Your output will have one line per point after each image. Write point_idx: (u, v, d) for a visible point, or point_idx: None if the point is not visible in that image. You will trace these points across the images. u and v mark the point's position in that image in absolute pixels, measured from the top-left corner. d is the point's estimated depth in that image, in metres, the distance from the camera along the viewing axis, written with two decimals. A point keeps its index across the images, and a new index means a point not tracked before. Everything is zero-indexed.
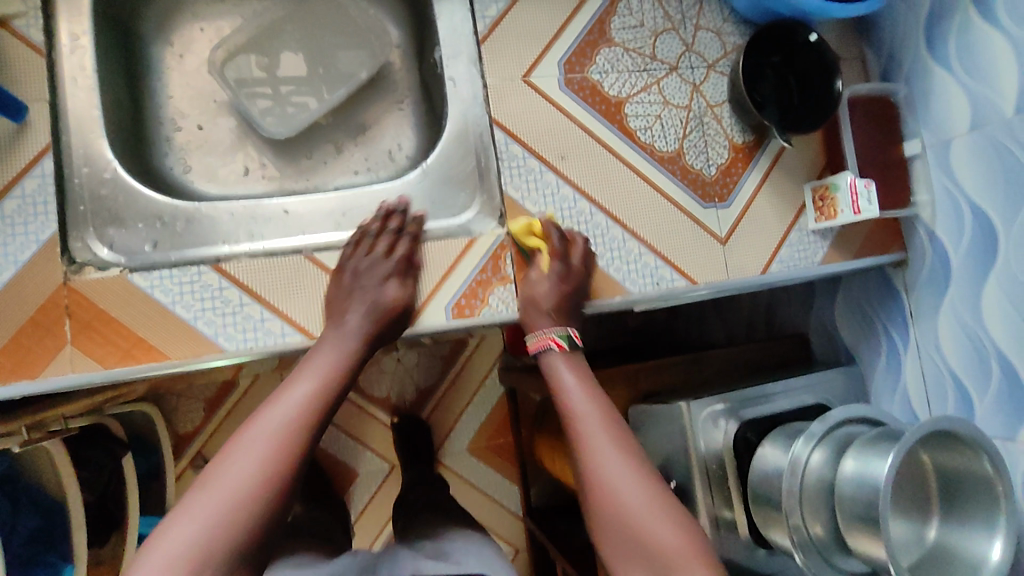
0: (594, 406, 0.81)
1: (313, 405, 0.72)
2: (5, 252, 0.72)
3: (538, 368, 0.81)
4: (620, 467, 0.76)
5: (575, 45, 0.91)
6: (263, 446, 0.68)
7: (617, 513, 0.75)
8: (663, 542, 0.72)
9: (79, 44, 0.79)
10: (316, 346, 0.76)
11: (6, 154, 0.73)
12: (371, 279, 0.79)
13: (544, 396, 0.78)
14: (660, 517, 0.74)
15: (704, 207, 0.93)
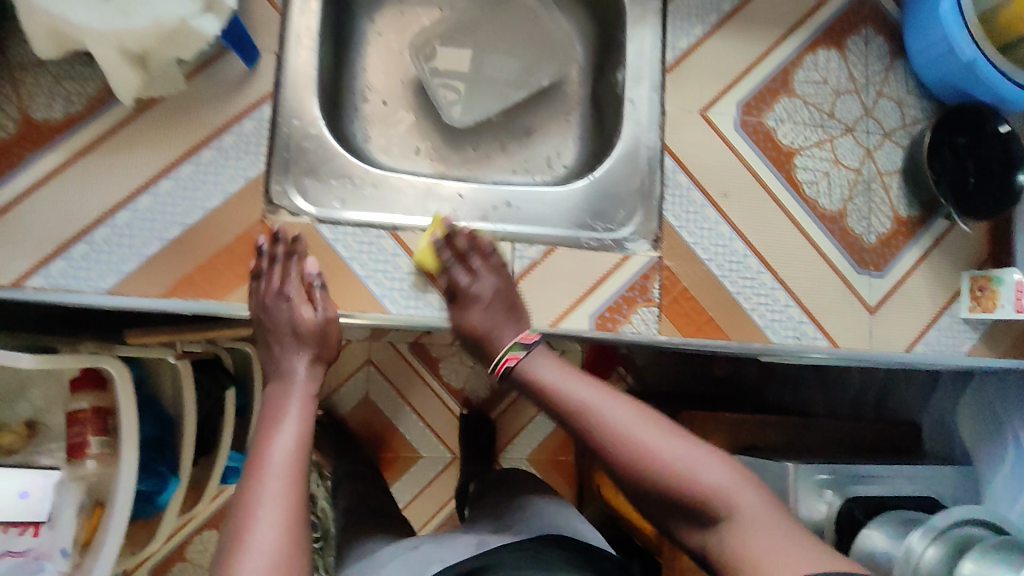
0: (586, 386, 0.75)
1: (305, 431, 0.71)
2: (216, 181, 0.79)
3: (574, 379, 0.76)
4: (597, 399, 0.73)
5: (757, 90, 0.92)
6: (286, 483, 0.65)
7: (632, 459, 0.69)
8: (667, 462, 0.68)
9: (309, 8, 0.85)
10: (281, 394, 0.75)
11: (233, 93, 0.80)
12: (280, 314, 0.78)
13: (587, 395, 0.74)
14: (672, 441, 0.70)
15: (857, 272, 0.92)
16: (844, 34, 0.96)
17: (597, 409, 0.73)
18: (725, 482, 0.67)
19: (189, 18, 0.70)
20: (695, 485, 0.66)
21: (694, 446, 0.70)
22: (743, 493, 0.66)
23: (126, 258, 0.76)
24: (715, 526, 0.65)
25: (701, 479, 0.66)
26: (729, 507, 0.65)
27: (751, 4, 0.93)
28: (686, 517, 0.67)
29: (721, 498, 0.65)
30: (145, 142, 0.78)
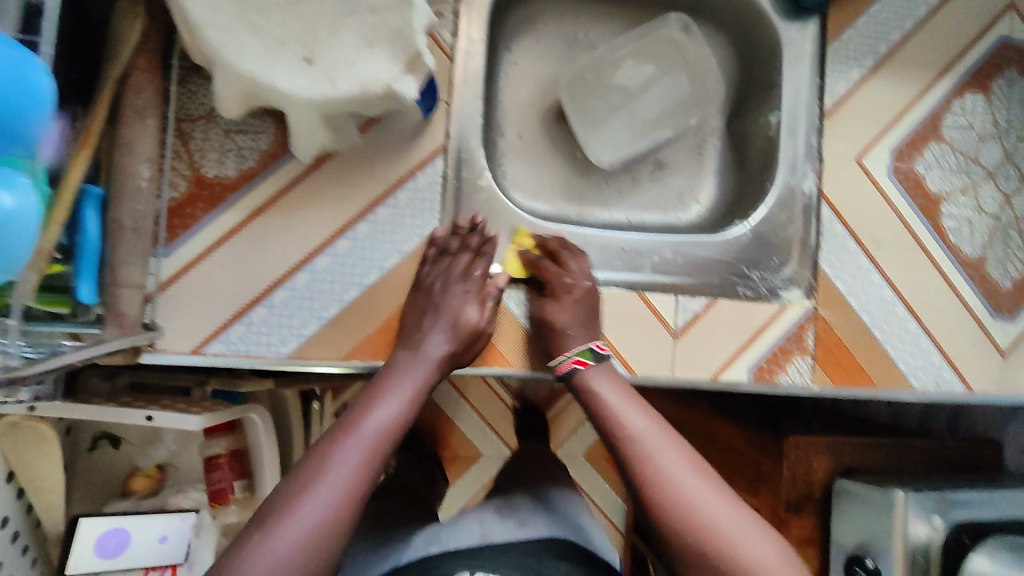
0: (633, 409, 0.71)
1: (386, 436, 0.62)
2: (393, 239, 0.76)
3: (633, 412, 0.70)
4: (676, 457, 0.66)
5: (909, 135, 0.91)
6: (339, 491, 0.58)
7: (664, 498, 0.64)
8: (714, 525, 0.63)
9: (473, 49, 0.81)
10: (394, 373, 0.68)
11: (407, 146, 0.77)
12: (449, 300, 0.73)
13: (635, 429, 0.69)
14: (707, 498, 0.64)
15: (993, 317, 0.94)
16: (989, 77, 0.95)
17: (648, 447, 0.68)
18: (763, 554, 0.62)
19: (394, 82, 0.67)
20: (729, 547, 0.61)
21: (739, 511, 0.64)
22: (755, 552, 0.61)
23: (306, 321, 0.74)
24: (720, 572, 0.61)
25: (742, 552, 0.61)
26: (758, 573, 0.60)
27: (906, 46, 0.92)
28: (686, 558, 0.63)
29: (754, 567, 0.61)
30: (321, 198, 0.75)
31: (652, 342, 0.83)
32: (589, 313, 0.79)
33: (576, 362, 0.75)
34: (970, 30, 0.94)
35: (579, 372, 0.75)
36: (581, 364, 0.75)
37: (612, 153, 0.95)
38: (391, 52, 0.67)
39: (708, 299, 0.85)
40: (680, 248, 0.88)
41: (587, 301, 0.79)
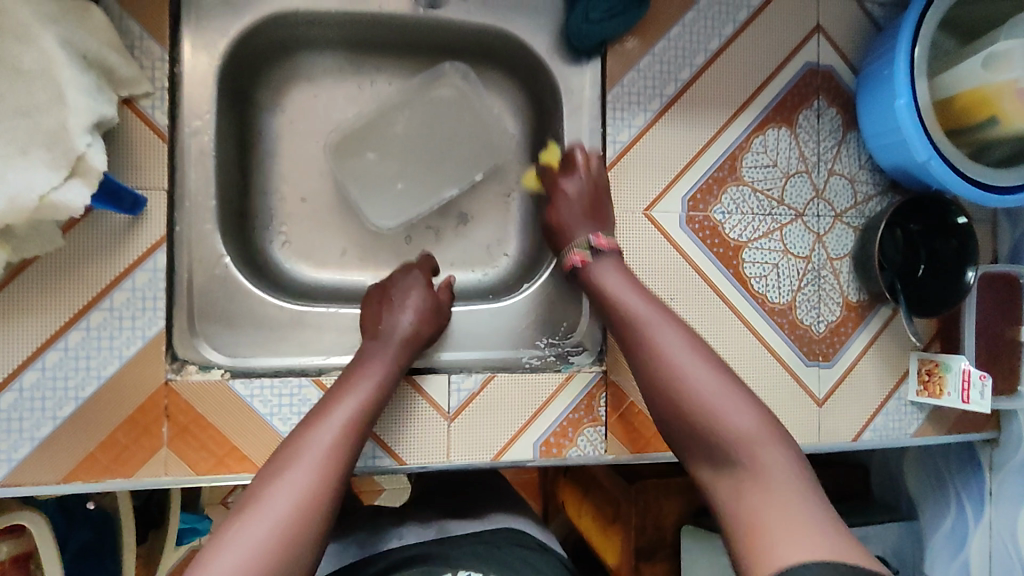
0: (641, 296, 0.74)
1: (355, 418, 0.66)
2: (110, 345, 0.71)
3: (627, 293, 0.75)
4: (682, 348, 0.69)
5: (702, 181, 0.86)
6: (315, 468, 0.59)
7: (687, 411, 0.66)
8: (734, 430, 0.63)
9: (198, 128, 0.75)
10: (364, 362, 0.72)
11: (120, 243, 0.71)
12: (401, 291, 0.80)
13: (635, 309, 0.73)
14: (723, 396, 0.65)
15: (806, 365, 0.89)
16: (794, 108, 0.89)
17: (652, 336, 0.70)
18: (778, 456, 0.61)
19: (50, 192, 0.60)
20: (745, 453, 0.62)
21: (755, 410, 0.65)
22: (767, 460, 0.61)
23: (17, 444, 0.69)
24: (736, 482, 0.61)
25: (763, 452, 0.62)
26: (772, 480, 0.59)
27: (696, 85, 0.86)
28: (711, 458, 0.64)
29: (773, 477, 0.60)
30: (22, 311, 0.69)
31: (423, 429, 0.78)
32: (597, 202, 0.81)
33: (578, 259, 0.79)
34: (769, 61, 0.88)
35: (590, 265, 0.78)
36: (582, 260, 0.79)
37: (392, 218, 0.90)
38: (47, 158, 0.60)
39: (484, 376, 0.80)
40: (456, 320, 0.85)
41: (591, 197, 0.80)
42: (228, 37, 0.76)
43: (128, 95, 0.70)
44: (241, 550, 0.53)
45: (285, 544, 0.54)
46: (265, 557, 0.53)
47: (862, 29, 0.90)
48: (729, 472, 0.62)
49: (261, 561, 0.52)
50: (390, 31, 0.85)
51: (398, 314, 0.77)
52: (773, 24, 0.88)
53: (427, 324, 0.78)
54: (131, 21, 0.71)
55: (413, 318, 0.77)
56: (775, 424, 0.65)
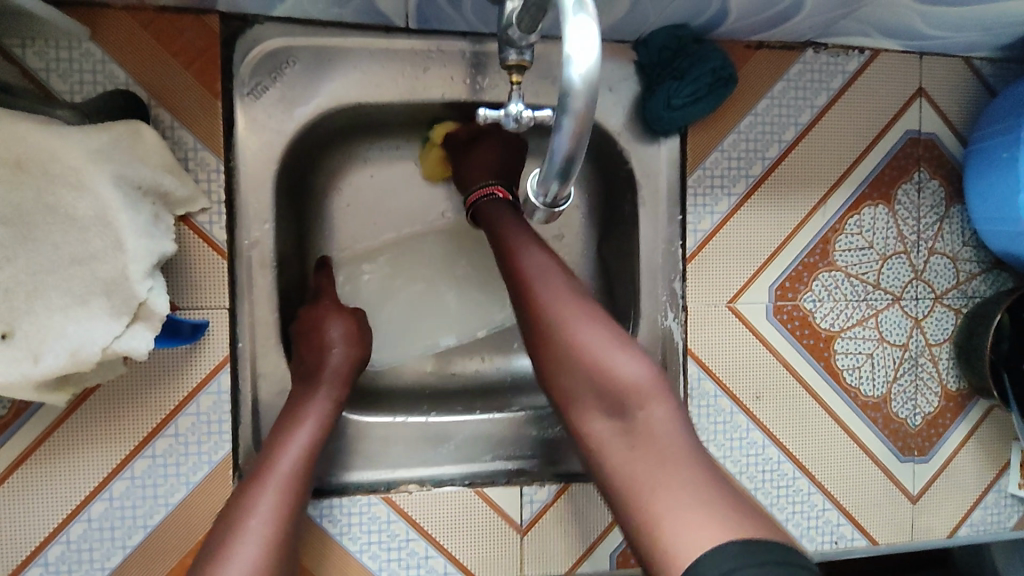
0: (537, 246, 0.63)
1: (297, 472, 0.59)
2: (177, 472, 0.69)
3: (527, 240, 0.63)
4: (569, 304, 0.58)
5: (791, 268, 0.79)
6: (257, 553, 0.52)
7: (575, 366, 0.56)
8: (620, 379, 0.54)
9: (257, 238, 0.71)
10: (298, 410, 0.65)
11: (183, 368, 0.68)
12: (335, 321, 0.72)
13: (526, 264, 0.61)
14: (613, 348, 0.55)
15: (900, 460, 0.83)
16: (893, 183, 0.80)
17: (537, 288, 0.59)
18: (668, 413, 0.53)
19: (111, 342, 0.57)
20: (634, 404, 0.53)
21: (634, 350, 0.56)
22: (660, 424, 0.53)
23: (89, 574, 0.68)
24: (626, 441, 0.53)
25: (649, 405, 0.54)
26: (662, 444, 0.52)
27: (784, 163, 0.78)
28: (594, 406, 0.55)
29: (663, 440, 0.52)
30: (86, 442, 0.67)
31: (496, 543, 0.75)
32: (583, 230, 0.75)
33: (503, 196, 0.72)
34: (866, 131, 0.80)
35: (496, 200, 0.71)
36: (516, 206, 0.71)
37: (415, 314, 0.86)
38: (108, 306, 0.57)
39: (558, 485, 0.76)
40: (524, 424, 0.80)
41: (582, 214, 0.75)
42: (285, 135, 0.71)
43: (185, 213, 0.66)
44: None
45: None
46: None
47: (970, 91, 0.82)
48: (617, 424, 0.54)
49: None
50: (450, 112, 0.78)
51: (331, 348, 0.70)
52: (870, 91, 0.79)
53: (354, 352, 0.72)
54: (185, 132, 0.66)
55: (344, 358, 0.70)
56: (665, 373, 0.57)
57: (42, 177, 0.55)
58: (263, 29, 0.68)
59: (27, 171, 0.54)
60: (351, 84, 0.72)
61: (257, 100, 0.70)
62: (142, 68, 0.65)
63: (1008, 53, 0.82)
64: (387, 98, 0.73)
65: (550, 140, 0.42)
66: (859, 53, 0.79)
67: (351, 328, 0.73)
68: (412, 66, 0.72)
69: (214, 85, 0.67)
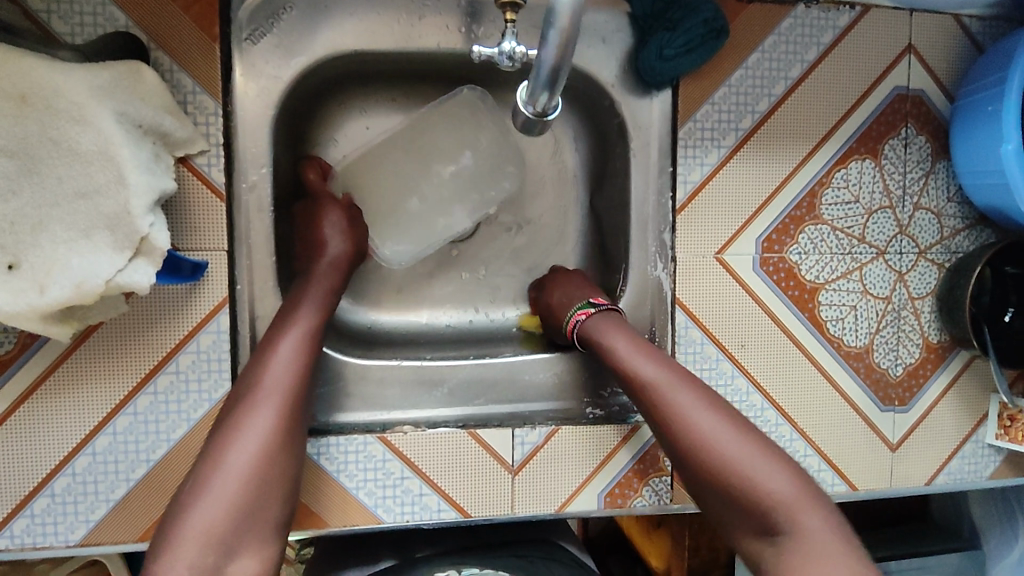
0: (660, 364, 0.64)
1: (303, 348, 0.65)
2: (178, 409, 0.71)
3: (645, 360, 0.64)
4: (717, 426, 0.59)
5: (779, 221, 0.81)
6: (269, 421, 0.58)
7: (713, 486, 0.57)
8: (770, 492, 0.54)
9: (255, 183, 0.73)
10: (300, 294, 0.70)
11: (182, 307, 0.70)
12: (331, 214, 0.75)
13: (656, 381, 0.62)
14: (761, 461, 0.56)
15: (881, 409, 0.85)
16: (880, 138, 0.82)
17: (681, 411, 0.60)
18: (822, 519, 0.53)
19: (115, 275, 0.59)
20: (783, 515, 0.53)
21: (787, 465, 0.57)
22: (813, 526, 0.52)
23: (94, 505, 0.71)
24: (775, 550, 0.53)
25: (799, 516, 0.53)
26: (822, 550, 0.51)
27: (774, 117, 0.79)
28: (746, 522, 0.55)
29: (819, 546, 0.51)
30: (90, 378, 0.69)
31: (487, 483, 0.77)
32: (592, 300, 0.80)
33: (580, 312, 0.74)
34: (855, 86, 0.81)
35: (582, 322, 0.73)
36: (584, 313, 0.74)
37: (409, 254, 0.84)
38: (111, 240, 0.59)
39: (549, 428, 0.79)
40: (516, 371, 0.82)
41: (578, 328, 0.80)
42: (283, 82, 0.72)
43: (184, 155, 0.67)
44: (210, 508, 0.52)
45: (247, 508, 0.54)
46: (224, 525, 0.52)
47: (959, 47, 0.83)
48: (767, 538, 0.54)
49: (219, 532, 0.52)
50: (446, 64, 0.80)
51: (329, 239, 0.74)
52: (860, 47, 0.81)
53: (352, 243, 0.76)
54: (183, 75, 0.67)
55: (344, 249, 0.74)
56: (812, 484, 0.56)
57: (45, 111, 0.56)
58: None
59: (31, 106, 0.56)
60: (347, 32, 0.73)
61: (255, 46, 0.71)
62: (141, 10, 0.66)
63: (997, 10, 0.82)
64: (383, 47, 0.74)
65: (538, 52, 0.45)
66: (850, 9, 0.80)
67: (348, 217, 0.77)
68: (408, 15, 0.73)
69: (212, 29, 0.68)
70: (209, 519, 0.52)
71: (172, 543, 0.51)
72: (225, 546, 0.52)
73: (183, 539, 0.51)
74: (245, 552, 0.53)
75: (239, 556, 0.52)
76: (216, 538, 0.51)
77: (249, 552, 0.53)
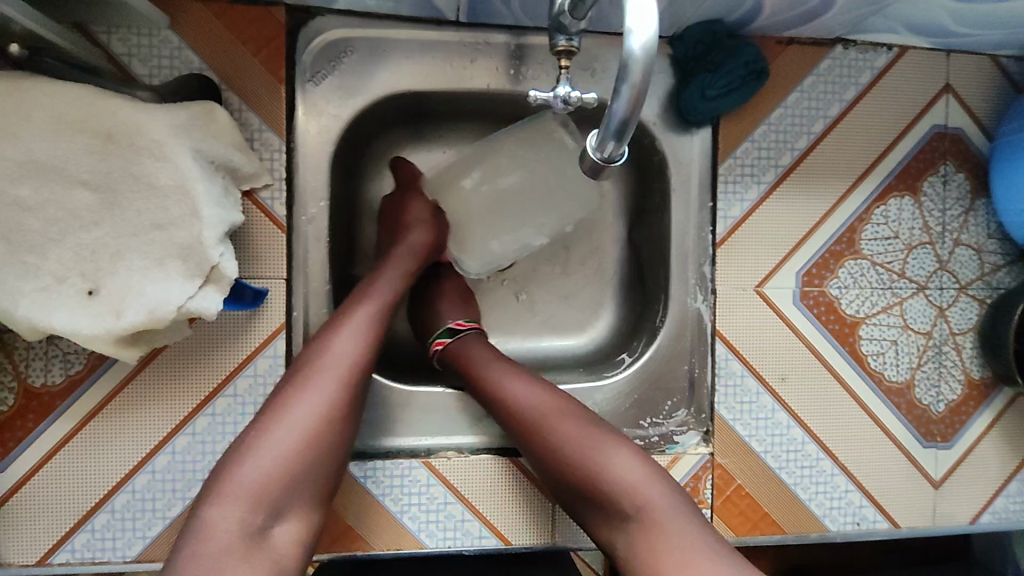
0: (516, 376, 0.70)
1: (375, 322, 0.67)
2: (234, 429, 0.74)
3: (504, 375, 0.70)
4: (577, 426, 0.65)
5: (818, 256, 0.82)
6: (333, 388, 0.61)
7: (579, 484, 0.63)
8: (622, 478, 0.61)
9: (313, 214, 0.76)
10: (378, 275, 0.73)
11: (242, 332, 0.73)
12: (415, 208, 0.80)
13: (520, 401, 0.68)
14: (610, 449, 0.63)
15: (923, 446, 0.85)
16: (919, 175, 0.83)
17: (545, 425, 0.66)
18: (665, 497, 0.60)
19: (187, 301, 0.62)
20: (631, 497, 0.60)
21: (630, 451, 0.64)
22: (657, 503, 0.59)
23: (151, 522, 0.73)
24: (633, 536, 0.59)
25: (652, 499, 0.60)
26: (661, 523, 0.58)
27: (814, 154, 0.81)
28: (607, 512, 0.61)
29: (665, 520, 0.58)
30: (153, 399, 0.72)
31: (528, 511, 0.79)
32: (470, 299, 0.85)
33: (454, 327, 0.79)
34: (893, 125, 0.82)
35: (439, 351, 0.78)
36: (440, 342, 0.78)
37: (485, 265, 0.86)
38: (184, 269, 0.62)
39: None
40: None
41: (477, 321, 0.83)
42: (341, 120, 0.76)
43: (249, 189, 0.71)
44: (266, 459, 0.55)
45: (300, 468, 0.57)
46: (276, 483, 0.55)
47: (998, 87, 0.84)
48: (620, 523, 0.60)
49: (268, 488, 0.54)
50: (494, 103, 0.83)
51: (413, 229, 0.78)
52: (898, 87, 0.82)
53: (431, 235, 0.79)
54: (251, 114, 0.72)
55: (423, 238, 0.78)
56: (657, 465, 0.64)
57: (128, 148, 0.60)
58: (324, 19, 0.74)
59: (115, 143, 0.60)
60: (403, 73, 0.76)
61: (317, 86, 0.75)
62: (214, 53, 0.70)
63: None
64: (436, 86, 0.78)
65: (608, 104, 0.46)
66: (888, 50, 0.82)
67: (431, 212, 0.81)
68: (460, 57, 0.77)
69: (279, 71, 0.72)
70: (262, 469, 0.55)
71: (227, 492, 0.53)
72: (274, 507, 0.54)
73: (237, 488, 0.53)
74: (289, 518, 0.56)
75: (284, 521, 0.55)
76: (267, 493, 0.54)
77: (294, 517, 0.56)
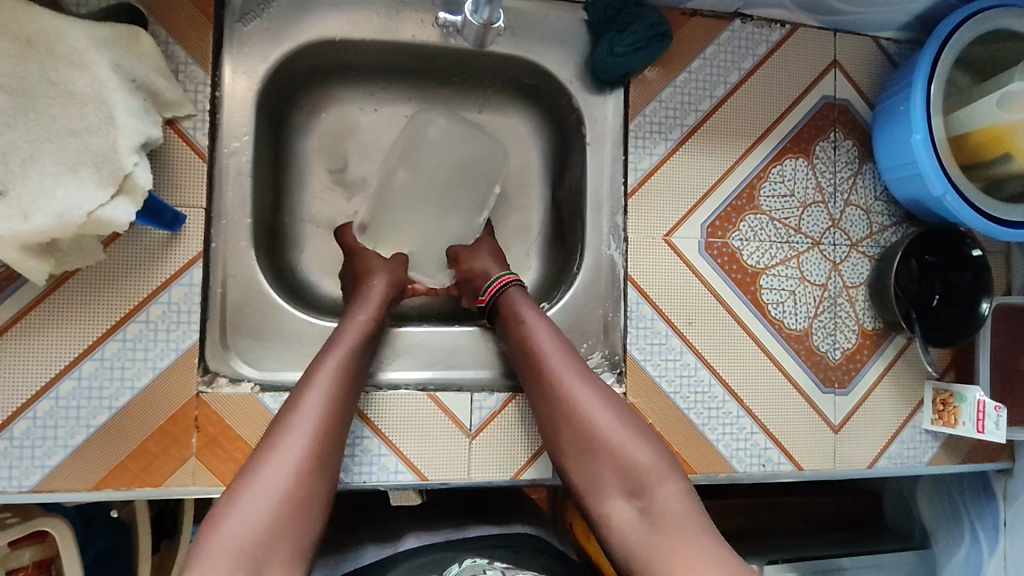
0: (555, 340, 0.72)
1: (342, 374, 0.68)
2: (145, 357, 0.73)
3: (545, 338, 0.72)
4: (602, 402, 0.67)
5: (721, 210, 0.88)
6: (305, 441, 0.61)
7: (593, 451, 0.65)
8: (637, 460, 0.63)
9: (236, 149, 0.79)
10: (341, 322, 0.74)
11: (158, 257, 0.74)
12: (374, 259, 0.83)
13: (553, 363, 0.70)
14: (634, 436, 0.65)
15: (822, 390, 0.89)
16: (811, 140, 0.91)
17: (570, 389, 0.68)
18: (676, 488, 0.61)
19: (98, 209, 0.63)
20: (647, 484, 0.62)
21: (653, 441, 0.66)
22: (669, 491, 0.61)
23: (51, 451, 0.71)
24: (638, 515, 0.61)
25: (660, 482, 0.62)
26: (669, 511, 0.59)
27: (716, 115, 0.88)
28: (612, 487, 0.63)
29: (671, 510, 0.59)
30: (59, 324, 0.71)
31: (445, 446, 0.80)
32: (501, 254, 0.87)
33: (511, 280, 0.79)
34: (788, 93, 0.90)
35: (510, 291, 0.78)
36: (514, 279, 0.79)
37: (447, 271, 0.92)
38: (96, 177, 0.63)
39: (506, 394, 0.82)
40: (475, 340, 0.87)
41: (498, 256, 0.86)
42: (268, 62, 0.80)
43: (171, 117, 0.73)
44: (247, 524, 0.54)
45: (279, 526, 0.55)
46: (257, 539, 0.54)
47: (879, 63, 0.93)
48: (630, 506, 0.62)
49: (249, 548, 0.53)
50: (421, 58, 0.87)
51: (371, 279, 0.80)
52: (790, 59, 0.91)
53: (393, 281, 0.81)
54: (177, 47, 0.74)
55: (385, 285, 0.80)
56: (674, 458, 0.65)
57: (47, 55, 0.62)
58: None
59: (34, 48, 0.61)
60: (331, 21, 0.81)
61: (246, 27, 0.78)
62: None
63: (910, 34, 0.94)
64: (364, 35, 0.82)
65: None
66: (781, 27, 0.90)
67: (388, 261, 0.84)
68: (387, 9, 0.82)
69: (208, 9, 0.75)
70: (246, 533, 0.54)
71: (209, 553, 0.52)
72: (256, 561, 0.53)
73: (221, 548, 0.53)
74: (274, 572, 0.53)
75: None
76: (248, 554, 0.53)
77: (279, 570, 0.54)
